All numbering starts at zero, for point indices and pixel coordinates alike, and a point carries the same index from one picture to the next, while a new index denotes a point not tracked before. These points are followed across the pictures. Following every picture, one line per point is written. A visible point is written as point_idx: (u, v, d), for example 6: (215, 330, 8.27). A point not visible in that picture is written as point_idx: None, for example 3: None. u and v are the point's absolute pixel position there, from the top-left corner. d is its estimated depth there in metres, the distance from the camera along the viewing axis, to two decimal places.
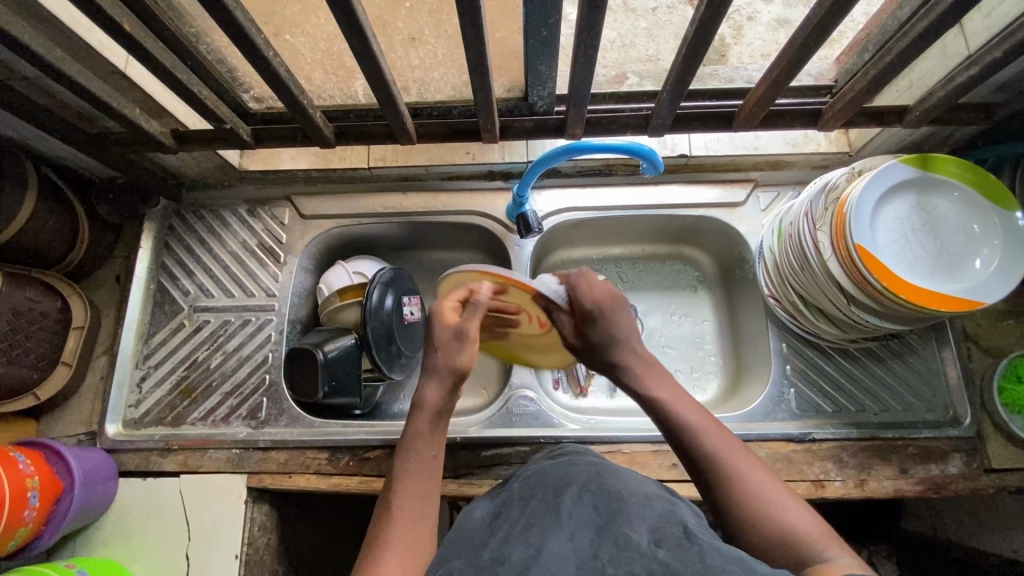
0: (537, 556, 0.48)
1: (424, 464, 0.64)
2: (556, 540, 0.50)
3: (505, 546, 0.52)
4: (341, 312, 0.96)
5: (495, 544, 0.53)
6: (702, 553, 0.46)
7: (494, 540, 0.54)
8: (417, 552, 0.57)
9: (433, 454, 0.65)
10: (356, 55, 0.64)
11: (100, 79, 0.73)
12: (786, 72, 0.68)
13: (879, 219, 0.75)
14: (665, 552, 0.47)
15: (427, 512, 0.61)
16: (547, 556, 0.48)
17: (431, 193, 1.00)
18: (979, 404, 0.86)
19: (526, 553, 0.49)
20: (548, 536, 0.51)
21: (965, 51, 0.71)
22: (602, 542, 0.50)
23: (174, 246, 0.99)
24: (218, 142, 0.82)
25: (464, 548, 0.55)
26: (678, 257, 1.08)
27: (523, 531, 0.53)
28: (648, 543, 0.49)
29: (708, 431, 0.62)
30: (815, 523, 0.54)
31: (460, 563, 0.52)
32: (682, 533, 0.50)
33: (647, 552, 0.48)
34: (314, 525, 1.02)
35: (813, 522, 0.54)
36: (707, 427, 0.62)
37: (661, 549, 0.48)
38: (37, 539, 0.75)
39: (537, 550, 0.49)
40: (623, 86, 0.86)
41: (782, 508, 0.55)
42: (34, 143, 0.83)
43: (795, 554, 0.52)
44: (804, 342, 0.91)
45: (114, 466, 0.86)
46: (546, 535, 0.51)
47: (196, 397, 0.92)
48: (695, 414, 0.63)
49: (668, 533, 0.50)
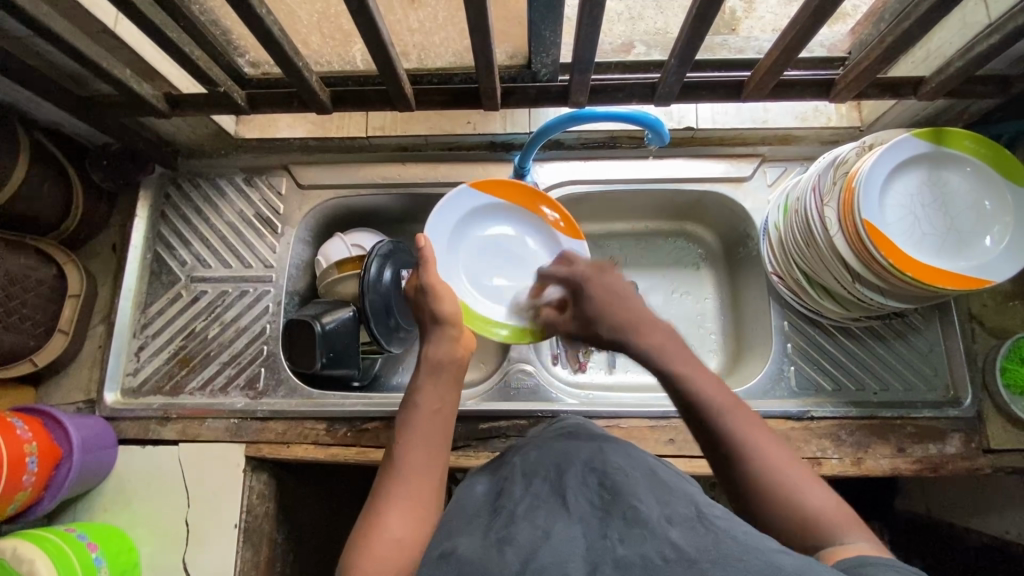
0: (546, 539, 0.48)
1: (427, 418, 0.66)
2: (564, 523, 0.50)
3: (510, 527, 0.51)
4: (340, 283, 0.95)
5: (500, 526, 0.52)
6: (715, 537, 0.46)
7: (498, 520, 0.54)
8: (417, 507, 0.58)
9: (435, 409, 0.67)
10: (353, 15, 0.61)
11: (89, 38, 0.71)
12: (798, 39, 0.65)
13: (889, 195, 0.73)
14: (677, 531, 0.47)
15: (430, 469, 0.62)
16: (555, 539, 0.48)
17: (431, 164, 0.98)
18: (980, 384, 0.85)
19: (535, 535, 0.49)
20: (556, 520, 0.51)
21: (985, 21, 0.68)
22: (610, 522, 0.50)
23: (171, 216, 0.98)
24: (213, 108, 0.80)
25: (468, 525, 0.55)
26: (681, 234, 1.07)
27: (529, 512, 0.53)
28: (658, 519, 0.49)
29: (730, 413, 0.59)
30: (834, 504, 0.54)
31: (467, 538, 0.52)
32: (695, 512, 0.50)
33: (659, 529, 0.47)
34: (313, 494, 1.03)
35: (830, 503, 0.53)
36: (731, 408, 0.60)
37: (673, 529, 0.47)
38: (38, 502, 0.76)
39: (545, 534, 0.49)
40: (630, 55, 0.81)
41: (801, 489, 0.54)
42: (24, 106, 0.81)
43: (810, 539, 0.52)
44: (807, 321, 0.90)
45: (113, 434, 0.86)
46: (553, 519, 0.51)
47: (194, 366, 0.92)
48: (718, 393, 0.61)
49: (680, 513, 0.49)
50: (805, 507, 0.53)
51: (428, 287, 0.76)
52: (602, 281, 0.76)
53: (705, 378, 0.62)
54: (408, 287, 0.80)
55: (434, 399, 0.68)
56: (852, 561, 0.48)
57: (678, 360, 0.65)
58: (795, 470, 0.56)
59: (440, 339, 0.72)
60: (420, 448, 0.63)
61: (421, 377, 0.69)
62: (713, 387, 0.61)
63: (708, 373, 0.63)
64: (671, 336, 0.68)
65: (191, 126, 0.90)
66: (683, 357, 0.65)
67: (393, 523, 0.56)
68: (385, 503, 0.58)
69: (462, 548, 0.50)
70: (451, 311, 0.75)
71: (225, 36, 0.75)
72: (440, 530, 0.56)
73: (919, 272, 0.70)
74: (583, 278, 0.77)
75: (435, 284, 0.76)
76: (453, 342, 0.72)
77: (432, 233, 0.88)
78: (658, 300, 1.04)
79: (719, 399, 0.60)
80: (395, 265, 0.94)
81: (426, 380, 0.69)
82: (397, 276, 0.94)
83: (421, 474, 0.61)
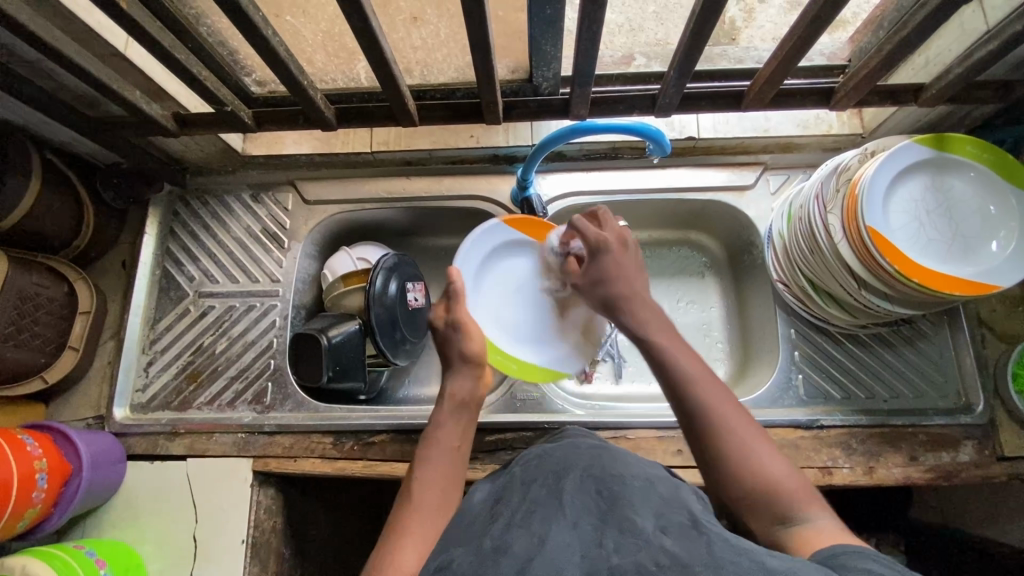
0: (540, 546, 0.49)
1: (446, 453, 0.67)
2: (560, 527, 0.51)
3: (506, 534, 0.52)
4: (346, 297, 0.96)
5: (496, 532, 0.53)
6: (709, 544, 0.46)
7: (494, 528, 0.54)
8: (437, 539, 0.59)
9: (455, 445, 0.69)
10: (356, 34, 0.62)
11: (99, 61, 0.72)
12: (796, 49, 0.66)
13: (893, 202, 0.73)
14: (671, 540, 0.48)
15: (447, 503, 0.63)
16: (552, 545, 0.49)
17: (435, 177, 0.99)
18: (993, 391, 0.84)
19: (531, 542, 0.50)
20: (551, 526, 0.51)
21: (983, 26, 0.68)
22: (605, 529, 0.50)
23: (179, 232, 0.99)
24: (220, 126, 0.81)
25: (467, 536, 0.55)
26: (686, 243, 1.07)
27: (524, 518, 0.53)
28: (653, 528, 0.49)
29: (705, 388, 0.60)
30: (797, 479, 0.55)
31: (461, 552, 0.52)
32: (690, 521, 0.50)
33: (654, 539, 0.48)
34: (321, 507, 1.03)
35: (797, 480, 0.55)
36: (704, 382, 0.61)
37: (667, 537, 0.48)
38: (48, 519, 0.76)
39: (540, 540, 0.50)
40: (630, 68, 0.82)
41: (767, 463, 0.56)
42: (37, 127, 0.83)
43: (777, 511, 0.54)
44: (814, 328, 0.89)
45: (122, 450, 0.87)
46: (548, 524, 0.51)
47: (202, 381, 0.92)
48: (690, 367, 0.62)
49: (675, 522, 0.50)
50: (774, 482, 0.55)
51: (460, 324, 0.76)
52: (625, 260, 0.75)
53: (682, 353, 0.64)
54: (436, 319, 0.78)
55: (453, 434, 0.69)
56: (821, 552, 0.48)
57: (662, 336, 0.66)
58: (763, 445, 0.57)
59: (464, 377, 0.73)
60: (438, 479, 0.64)
61: (442, 411, 0.71)
62: (689, 363, 0.63)
63: (687, 351, 0.65)
64: (656, 314, 0.70)
65: (199, 144, 0.92)
66: (666, 334, 0.67)
67: (412, 553, 0.56)
68: (405, 534, 0.58)
69: (457, 561, 0.51)
70: (479, 350, 0.76)
71: (232, 56, 0.77)
72: (442, 541, 0.56)
73: (906, 266, 0.70)
74: (605, 246, 0.75)
75: (467, 321, 0.76)
76: (477, 382, 0.74)
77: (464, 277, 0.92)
78: (664, 308, 1.04)
79: (695, 378, 0.61)
80: (401, 277, 0.95)
81: (448, 415, 0.71)
82: (403, 288, 0.95)
83: (435, 501, 0.63)
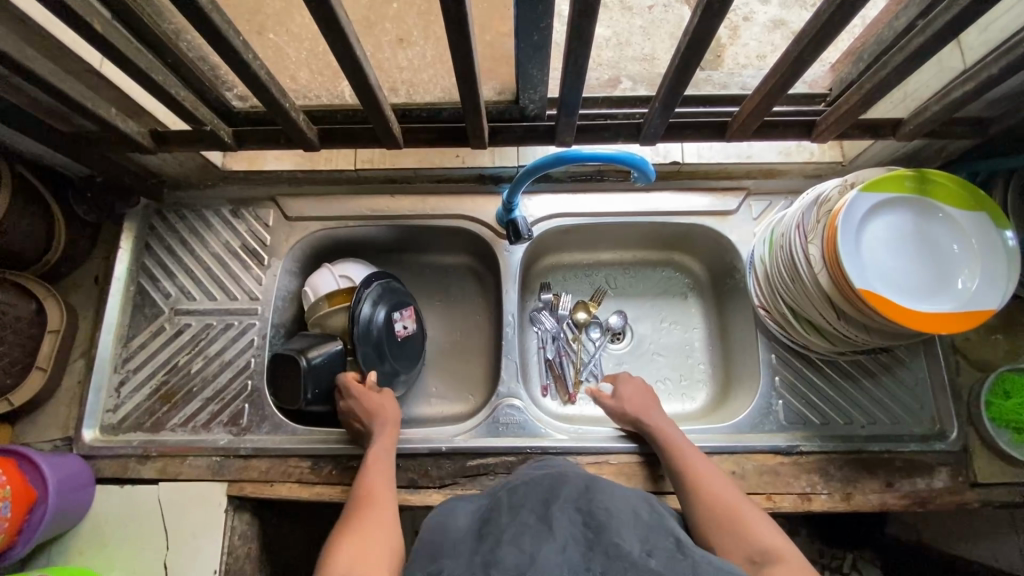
0: (531, 562, 0.49)
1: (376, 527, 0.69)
2: (549, 548, 0.51)
3: (497, 550, 0.52)
4: (330, 318, 0.94)
5: (487, 547, 0.53)
6: (693, 563, 0.51)
7: (484, 544, 0.54)
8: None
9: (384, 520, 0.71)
10: (341, 60, 0.62)
11: (74, 77, 0.70)
12: (780, 85, 0.66)
13: (870, 236, 0.74)
14: (656, 561, 0.51)
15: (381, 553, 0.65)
16: (543, 563, 0.49)
17: (420, 196, 0.98)
18: (966, 418, 0.86)
19: (521, 559, 0.50)
20: (541, 545, 0.51)
21: (961, 65, 0.70)
22: (594, 552, 0.51)
23: (155, 247, 0.97)
24: (199, 143, 0.80)
25: (455, 550, 0.55)
26: (669, 264, 1.07)
27: (514, 536, 0.53)
28: (639, 552, 0.52)
29: (707, 477, 0.73)
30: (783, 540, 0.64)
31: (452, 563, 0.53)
32: (673, 543, 0.54)
33: (640, 560, 0.50)
34: (298, 528, 1.01)
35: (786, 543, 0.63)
36: (700, 468, 0.74)
37: (653, 560, 0.51)
38: (11, 549, 0.73)
39: (531, 558, 0.50)
40: (616, 90, 0.85)
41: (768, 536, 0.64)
42: (8, 140, 0.80)
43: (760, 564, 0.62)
44: (794, 354, 0.90)
45: (90, 474, 0.84)
46: (538, 543, 0.52)
47: (176, 401, 0.90)
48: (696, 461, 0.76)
49: (659, 544, 0.54)
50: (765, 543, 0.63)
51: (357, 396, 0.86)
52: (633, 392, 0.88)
53: (691, 452, 0.77)
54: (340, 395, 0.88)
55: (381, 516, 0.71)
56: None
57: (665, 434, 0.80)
58: (758, 518, 0.67)
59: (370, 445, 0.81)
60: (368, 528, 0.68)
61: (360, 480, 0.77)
62: (698, 461, 0.76)
63: (696, 454, 0.77)
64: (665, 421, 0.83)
65: (178, 160, 0.90)
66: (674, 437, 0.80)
67: None
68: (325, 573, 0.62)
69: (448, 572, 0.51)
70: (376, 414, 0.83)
71: (213, 72, 0.75)
72: (431, 551, 0.57)
73: (956, 328, 0.69)
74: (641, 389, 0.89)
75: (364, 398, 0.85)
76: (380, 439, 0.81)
77: (918, 201, 0.75)
78: (647, 329, 1.05)
79: (698, 468, 0.74)
80: (388, 305, 0.93)
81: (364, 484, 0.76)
82: (390, 317, 0.93)
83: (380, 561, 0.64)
